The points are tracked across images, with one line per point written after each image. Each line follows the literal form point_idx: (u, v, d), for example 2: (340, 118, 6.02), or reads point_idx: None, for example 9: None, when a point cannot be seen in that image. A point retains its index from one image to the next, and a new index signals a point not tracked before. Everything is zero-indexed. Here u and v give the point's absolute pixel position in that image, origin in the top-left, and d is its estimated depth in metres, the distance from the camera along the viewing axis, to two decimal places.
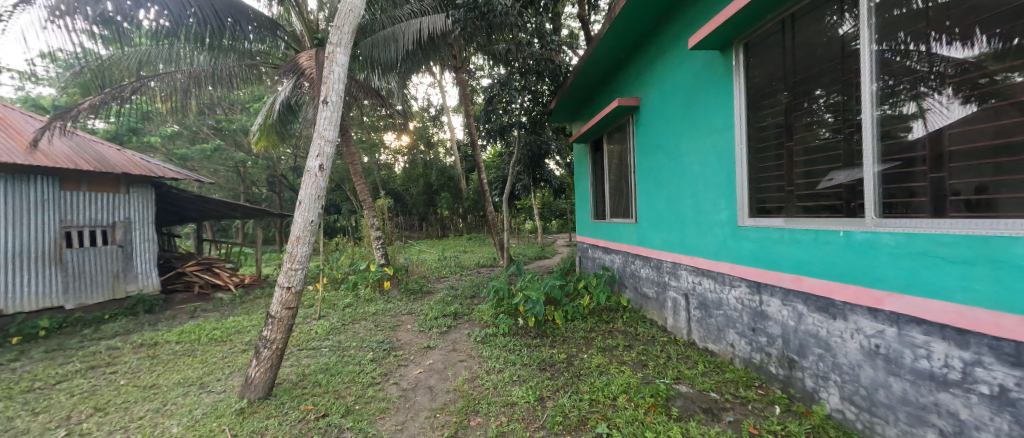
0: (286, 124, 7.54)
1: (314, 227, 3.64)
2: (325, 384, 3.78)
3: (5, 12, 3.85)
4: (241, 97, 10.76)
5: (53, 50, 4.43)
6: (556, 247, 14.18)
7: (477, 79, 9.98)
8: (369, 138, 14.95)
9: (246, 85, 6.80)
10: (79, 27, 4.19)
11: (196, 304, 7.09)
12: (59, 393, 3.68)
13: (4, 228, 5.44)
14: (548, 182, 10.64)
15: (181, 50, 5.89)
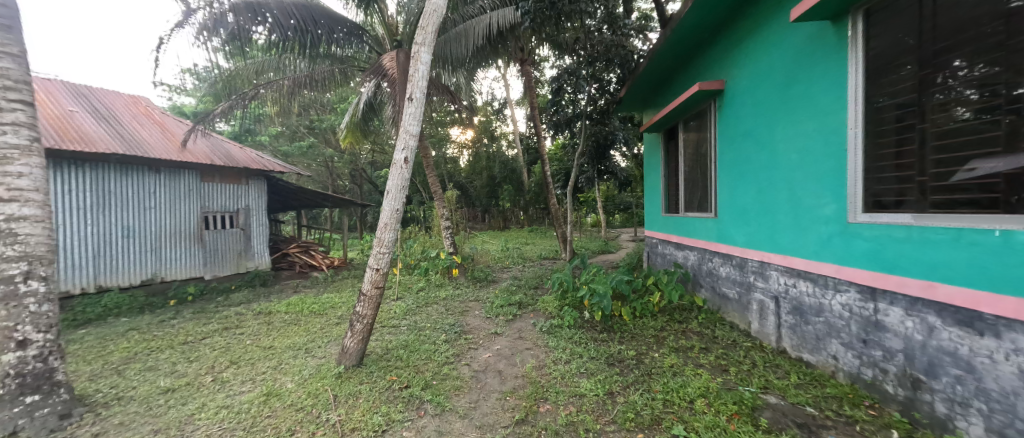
0: (368, 122, 8.25)
1: (399, 216, 3.97)
2: (405, 359, 4.12)
3: (166, 35, 4.71)
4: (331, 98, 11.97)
5: (195, 66, 5.34)
6: (620, 241, 13.67)
7: (543, 70, 9.90)
8: (439, 132, 15.67)
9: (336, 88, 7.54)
10: (213, 45, 4.97)
11: (298, 281, 8.18)
12: (204, 346, 4.52)
13: (165, 212, 6.77)
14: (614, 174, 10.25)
15: (286, 59, 6.68)
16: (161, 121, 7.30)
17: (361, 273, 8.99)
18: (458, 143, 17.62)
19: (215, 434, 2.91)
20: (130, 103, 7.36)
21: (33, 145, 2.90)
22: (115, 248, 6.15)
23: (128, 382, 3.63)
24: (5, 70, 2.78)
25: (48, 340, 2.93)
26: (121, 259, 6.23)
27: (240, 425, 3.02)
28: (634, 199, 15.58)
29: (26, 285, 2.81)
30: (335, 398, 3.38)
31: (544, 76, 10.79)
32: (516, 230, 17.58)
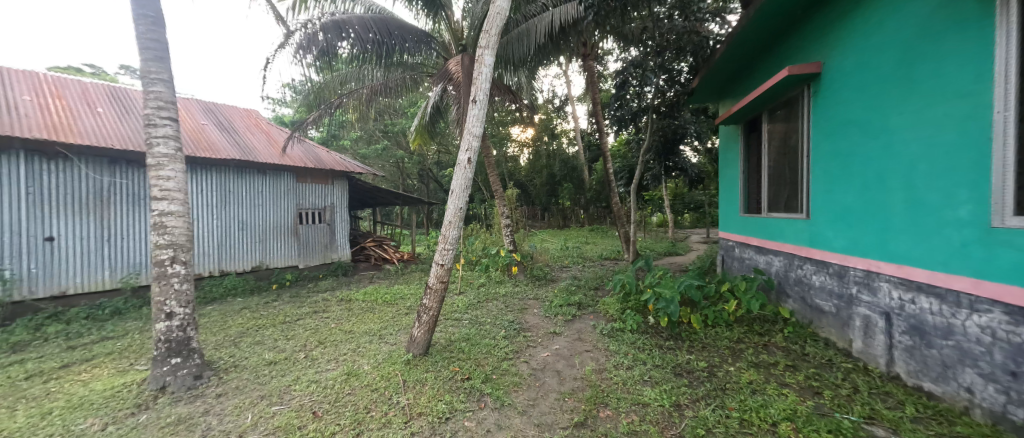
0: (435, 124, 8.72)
1: (463, 214, 4.15)
2: (466, 352, 4.31)
3: (271, 56, 5.40)
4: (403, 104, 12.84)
5: (293, 81, 6.07)
6: (688, 243, 12.76)
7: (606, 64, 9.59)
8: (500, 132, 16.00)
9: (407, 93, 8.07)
10: (306, 61, 5.62)
11: (373, 272, 8.93)
12: (296, 327, 5.16)
13: (269, 209, 7.81)
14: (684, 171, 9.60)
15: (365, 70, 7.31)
16: (266, 130, 8.45)
17: (427, 267, 9.55)
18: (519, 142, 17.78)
19: (306, 404, 3.32)
20: (244, 115, 8.62)
21: (177, 154, 3.53)
22: (232, 239, 7.26)
23: (241, 353, 4.28)
24: (159, 94, 3.46)
25: (186, 314, 3.57)
26: (234, 248, 7.30)
27: (325, 399, 3.40)
28: (705, 197, 14.42)
29: (171, 267, 3.45)
30: (405, 383, 3.65)
31: (607, 71, 10.46)
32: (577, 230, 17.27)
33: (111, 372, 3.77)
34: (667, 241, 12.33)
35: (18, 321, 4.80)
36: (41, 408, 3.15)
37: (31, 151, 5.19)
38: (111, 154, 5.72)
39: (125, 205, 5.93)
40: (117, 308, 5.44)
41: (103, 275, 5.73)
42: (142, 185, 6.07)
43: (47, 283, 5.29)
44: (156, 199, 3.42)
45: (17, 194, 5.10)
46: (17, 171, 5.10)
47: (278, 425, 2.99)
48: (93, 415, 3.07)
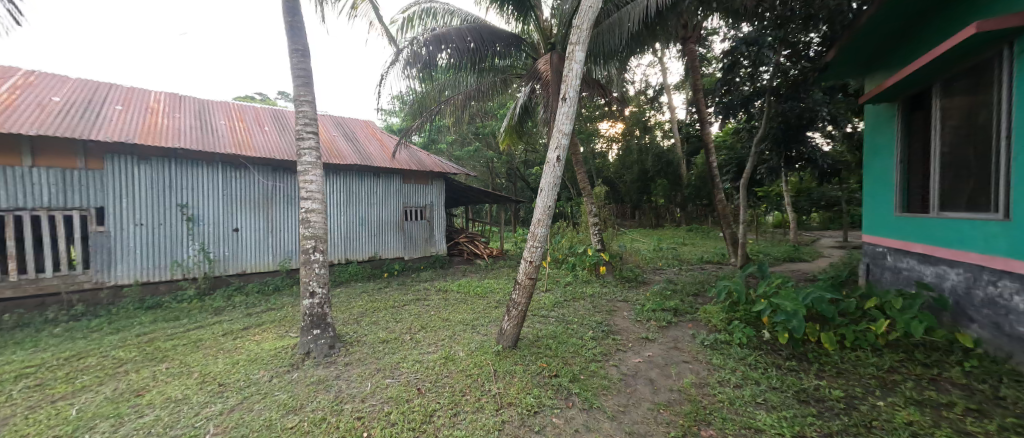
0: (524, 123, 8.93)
1: (551, 212, 4.18)
2: (553, 349, 4.35)
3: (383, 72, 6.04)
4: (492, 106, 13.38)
5: (401, 93, 6.80)
6: (815, 247, 10.77)
7: (711, 46, 8.60)
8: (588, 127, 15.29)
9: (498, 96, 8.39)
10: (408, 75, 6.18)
11: (466, 267, 9.57)
12: (401, 311, 5.83)
13: (383, 206, 8.76)
14: (811, 162, 8.13)
15: (461, 77, 7.80)
16: (380, 137, 9.61)
17: (514, 263, 9.87)
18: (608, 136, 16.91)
19: (411, 381, 3.73)
20: (364, 126, 9.97)
21: (318, 161, 4.27)
22: (355, 232, 8.31)
23: (362, 330, 5.01)
24: (304, 112, 4.20)
25: (323, 293, 4.31)
26: (354, 241, 8.31)
27: (427, 378, 3.77)
28: (842, 192, 12.00)
29: (313, 255, 4.19)
30: (495, 372, 3.84)
31: (710, 53, 9.43)
32: (673, 229, 15.91)
33: (273, 337, 4.76)
34: (787, 245, 10.59)
35: (217, 293, 6.31)
36: (230, 359, 4.13)
37: (226, 163, 6.62)
38: (274, 162, 7.07)
39: (283, 204, 7.28)
40: (278, 286, 6.83)
41: (269, 260, 7.14)
42: (295, 189, 7.37)
43: (235, 265, 6.75)
44: (304, 198, 4.18)
45: (218, 196, 6.56)
46: (217, 178, 6.56)
47: (390, 397, 3.43)
48: (262, 368, 3.92)
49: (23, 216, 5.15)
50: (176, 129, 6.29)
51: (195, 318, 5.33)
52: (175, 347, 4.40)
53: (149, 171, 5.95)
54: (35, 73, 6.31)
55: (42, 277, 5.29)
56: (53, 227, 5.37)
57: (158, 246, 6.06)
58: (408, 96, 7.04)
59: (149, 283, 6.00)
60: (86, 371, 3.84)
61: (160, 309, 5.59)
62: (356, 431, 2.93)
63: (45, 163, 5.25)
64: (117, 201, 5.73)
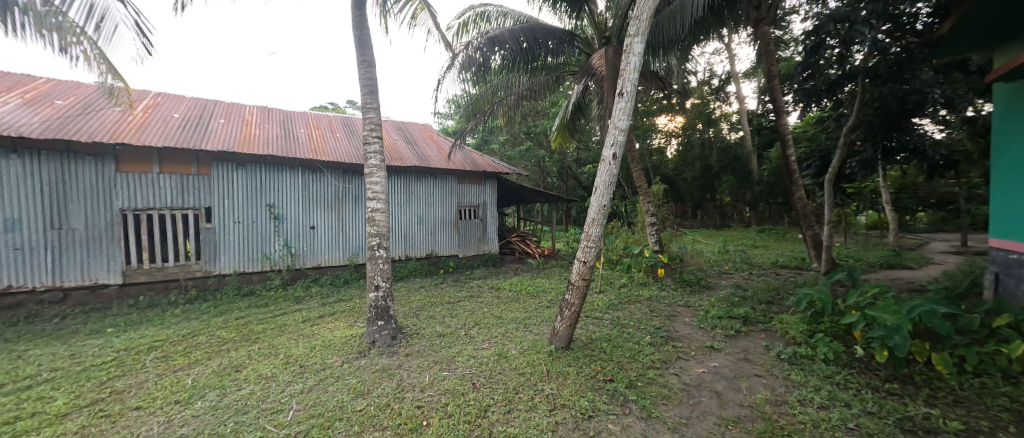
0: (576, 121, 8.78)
1: (606, 211, 4.06)
2: (608, 352, 4.22)
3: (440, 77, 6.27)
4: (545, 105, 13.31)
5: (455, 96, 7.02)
6: (923, 252, 9.26)
7: (789, 26, 7.73)
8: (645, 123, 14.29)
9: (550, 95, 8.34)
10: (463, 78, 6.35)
11: (518, 265, 9.67)
12: (455, 307, 6.04)
13: (439, 206, 9.09)
14: (917, 153, 6.98)
15: (514, 77, 7.86)
16: (436, 140, 10.02)
17: (566, 264, 9.77)
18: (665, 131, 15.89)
19: (466, 375, 3.85)
20: (421, 129, 10.47)
21: (382, 164, 4.57)
22: (413, 230, 8.72)
23: (421, 323, 5.29)
24: (370, 119, 4.53)
25: (386, 287, 4.60)
26: (413, 238, 8.72)
27: (482, 373, 3.88)
28: (959, 188, 10.19)
29: (377, 250, 4.50)
30: (548, 372, 3.82)
31: (788, 35, 8.52)
32: (742, 230, 14.63)
33: (344, 325, 5.20)
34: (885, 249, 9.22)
35: (297, 284, 7.05)
36: (308, 344, 4.60)
37: (304, 167, 7.34)
38: (345, 166, 7.72)
39: (352, 204, 7.91)
40: (347, 279, 7.45)
41: (340, 255, 7.80)
42: (361, 190, 7.97)
43: (312, 259, 7.47)
44: (371, 199, 4.51)
45: (298, 197, 7.30)
46: (297, 181, 7.30)
47: (447, 389, 3.58)
48: (334, 354, 4.31)
49: (152, 215, 6.16)
50: (265, 138, 7.13)
51: (282, 305, 6.03)
52: (263, 331, 5.00)
53: (243, 175, 6.80)
54: (159, 95, 7.52)
55: (165, 266, 6.27)
56: (173, 224, 6.34)
57: (252, 242, 6.90)
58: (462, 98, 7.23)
59: (245, 273, 6.87)
60: (198, 347, 4.51)
61: (253, 296, 6.39)
62: (416, 419, 3.11)
63: (167, 170, 6.22)
64: (219, 202, 6.62)
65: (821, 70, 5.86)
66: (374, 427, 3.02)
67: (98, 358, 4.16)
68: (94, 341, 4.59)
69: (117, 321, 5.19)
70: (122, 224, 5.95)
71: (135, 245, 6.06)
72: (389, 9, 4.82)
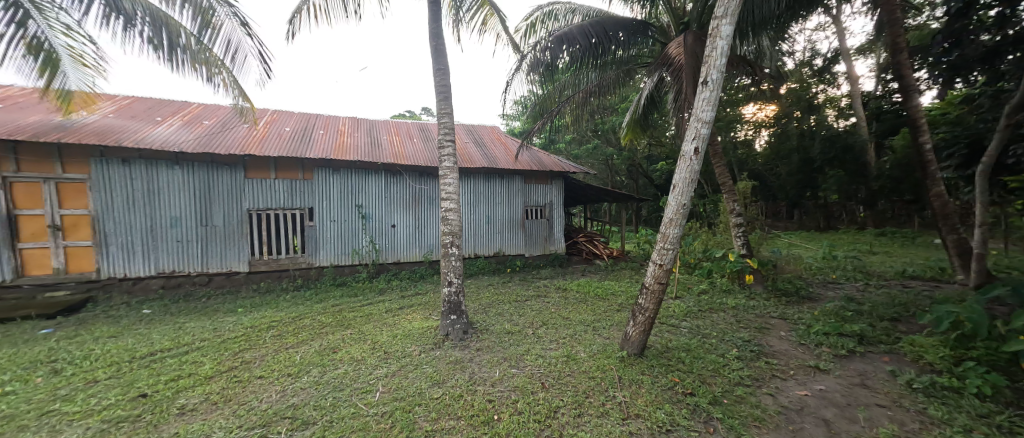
0: (647, 115, 8.32)
1: (686, 211, 3.76)
2: (688, 363, 3.93)
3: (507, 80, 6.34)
4: (616, 101, 12.79)
5: (522, 97, 7.06)
6: None
7: None
8: (727, 115, 12.36)
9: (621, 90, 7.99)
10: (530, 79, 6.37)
11: (585, 266, 9.47)
12: (523, 305, 6.12)
13: (506, 206, 9.20)
14: None
15: (582, 74, 7.67)
16: (504, 141, 10.20)
17: (638, 267, 9.32)
18: (751, 122, 13.78)
19: (535, 374, 3.87)
20: (490, 132, 10.75)
21: (455, 166, 4.79)
22: (482, 229, 8.95)
23: (490, 319, 5.45)
24: (445, 123, 4.77)
25: (458, 283, 4.83)
26: (481, 237, 8.96)
27: (551, 374, 3.87)
28: None
29: (450, 248, 4.75)
30: (620, 379, 3.69)
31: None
32: (855, 233, 12.46)
33: (421, 317, 5.59)
34: None
35: (380, 277, 7.77)
36: (391, 332, 5.03)
37: (388, 170, 8.04)
38: (422, 169, 8.27)
39: (428, 204, 8.44)
40: (423, 274, 8.02)
41: (417, 251, 8.37)
42: (436, 191, 8.45)
43: (393, 255, 8.14)
44: (444, 199, 4.76)
45: (383, 198, 8.02)
46: (381, 183, 8.01)
47: (516, 386, 3.64)
48: (412, 343, 4.66)
49: (269, 214, 7.26)
50: (356, 146, 7.97)
51: (371, 296, 6.72)
52: (353, 318, 5.60)
53: (338, 179, 7.66)
54: (275, 112, 8.83)
55: (278, 257, 7.34)
56: (286, 222, 7.40)
57: (345, 238, 7.76)
58: (527, 99, 7.22)
59: (341, 266, 7.77)
60: (303, 328, 5.23)
61: (345, 287, 7.22)
62: (487, 412, 3.23)
63: (280, 175, 7.28)
64: (319, 202, 7.55)
65: (969, 36, 5.03)
66: (449, 416, 3.19)
67: (230, 333, 5.02)
68: (229, 318, 5.58)
69: (245, 303, 6.26)
70: (248, 222, 7.12)
71: (256, 239, 7.20)
72: (460, 18, 5.05)
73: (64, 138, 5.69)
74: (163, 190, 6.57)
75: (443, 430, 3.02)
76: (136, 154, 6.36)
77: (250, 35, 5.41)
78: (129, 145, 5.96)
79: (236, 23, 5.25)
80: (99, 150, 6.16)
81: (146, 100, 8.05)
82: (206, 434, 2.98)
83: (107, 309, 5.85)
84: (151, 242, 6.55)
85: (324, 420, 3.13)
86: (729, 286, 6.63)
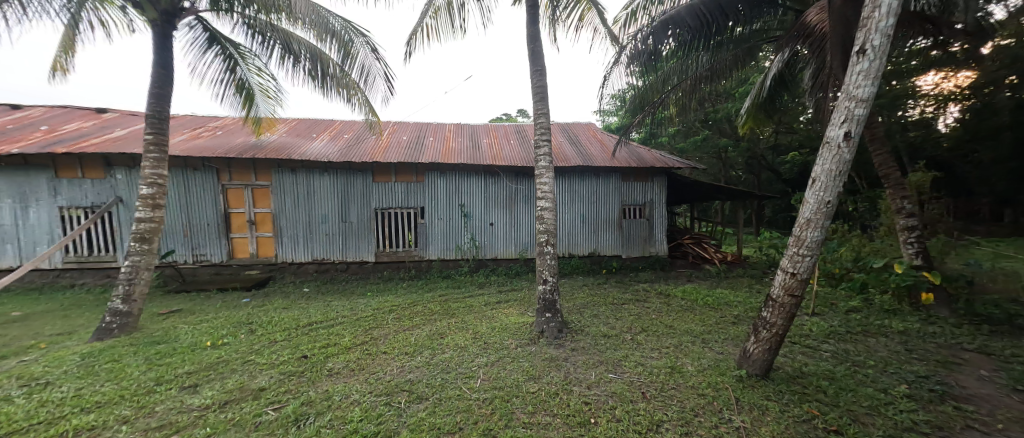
0: (773, 99, 7.14)
1: (831, 210, 3.06)
2: (831, 396, 3.26)
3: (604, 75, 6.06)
4: (737, 83, 11.22)
5: (622, 90, 6.69)
6: None
7: None
8: (895, 88, 9.34)
9: (740, 72, 7.00)
10: (630, 71, 6.00)
11: (692, 271, 8.56)
12: (620, 308, 5.83)
13: (600, 205, 8.84)
14: None
15: (691, 59, 6.86)
16: (600, 139, 9.80)
17: (760, 275, 8.07)
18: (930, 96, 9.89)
19: (634, 383, 3.64)
20: (586, 130, 10.46)
21: (551, 165, 4.78)
22: (576, 229, 8.79)
23: (585, 320, 5.32)
24: (542, 124, 4.79)
25: (553, 281, 4.83)
26: (575, 237, 8.79)
27: (652, 384, 3.59)
28: None
29: (545, 247, 4.75)
30: (738, 401, 3.24)
31: None
32: None
33: (517, 312, 5.76)
34: None
35: (480, 272, 8.27)
36: (490, 324, 5.30)
37: (489, 171, 8.45)
38: (519, 169, 8.49)
39: (525, 203, 8.62)
40: (519, 271, 8.28)
41: (514, 248, 8.64)
42: (532, 191, 8.59)
43: (492, 251, 8.55)
44: (540, 198, 4.79)
45: (484, 198, 8.49)
46: (483, 184, 8.47)
47: (613, 391, 3.48)
48: (509, 337, 4.81)
49: (390, 212, 8.31)
50: (460, 150, 8.56)
51: (474, 289, 7.19)
52: (457, 308, 6.06)
53: (446, 180, 8.36)
54: (395, 124, 10.07)
55: (396, 250, 8.37)
56: (403, 219, 8.37)
57: (451, 235, 8.44)
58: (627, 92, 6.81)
59: (448, 260, 8.49)
60: (417, 314, 5.86)
61: (449, 279, 7.91)
62: (584, 414, 3.15)
63: (399, 178, 8.26)
64: (429, 202, 8.35)
65: None
66: (545, 412, 3.22)
67: (362, 313, 5.91)
68: (361, 300, 6.58)
69: (372, 288, 7.33)
70: (375, 219, 8.25)
71: (380, 234, 8.31)
72: (557, 16, 5.01)
73: (255, 154, 7.40)
74: (316, 193, 8.05)
75: (539, 425, 3.05)
76: (298, 164, 7.93)
77: (378, 59, 6.24)
78: (295, 157, 7.44)
79: (368, 50, 6.12)
80: (276, 162, 7.86)
81: (305, 120, 9.96)
82: (347, 394, 3.53)
83: (281, 287, 7.48)
84: (307, 234, 8.09)
85: (435, 397, 3.45)
86: (894, 306, 5.26)
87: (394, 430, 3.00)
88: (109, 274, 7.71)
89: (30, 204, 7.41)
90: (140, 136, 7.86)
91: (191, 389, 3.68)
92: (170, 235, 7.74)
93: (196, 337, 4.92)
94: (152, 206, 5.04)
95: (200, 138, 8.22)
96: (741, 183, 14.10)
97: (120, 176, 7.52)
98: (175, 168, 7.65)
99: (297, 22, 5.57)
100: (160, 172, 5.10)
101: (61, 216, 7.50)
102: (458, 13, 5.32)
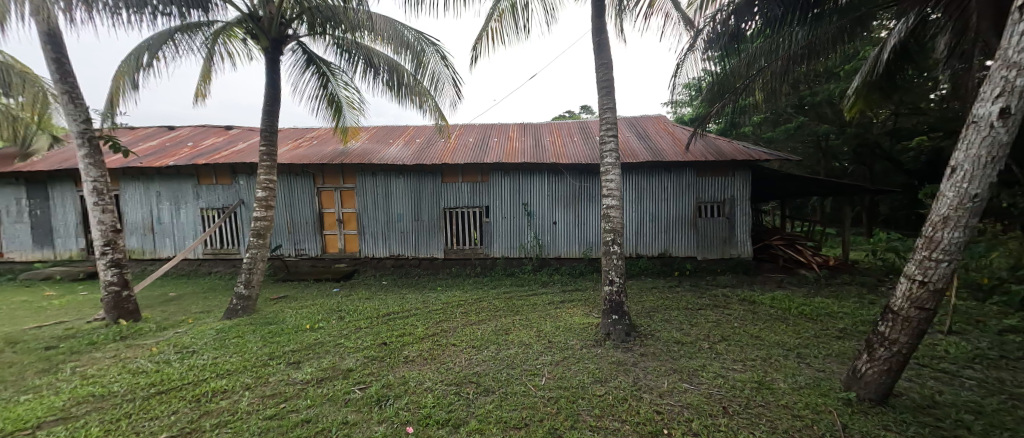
0: (893, 74, 6.00)
1: (980, 205, 2.46)
2: (976, 433, 2.66)
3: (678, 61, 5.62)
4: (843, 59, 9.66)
5: (699, 77, 6.14)
6: None
7: None
8: None
9: (850, 45, 5.99)
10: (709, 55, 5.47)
11: (782, 276, 7.61)
12: (696, 314, 5.36)
13: (672, 202, 8.24)
14: None
15: (783, 36, 5.99)
16: (672, 132, 9.12)
17: (874, 283, 6.87)
18: None
19: (713, 395, 3.32)
20: (656, 124, 9.81)
21: (617, 162, 4.55)
22: (645, 228, 8.33)
23: (655, 324, 5.00)
24: (608, 119, 4.58)
25: (620, 283, 4.60)
26: (644, 236, 8.34)
27: (736, 398, 3.24)
28: None
29: (611, 246, 4.54)
30: (846, 428, 2.78)
31: None
32: None
33: (581, 313, 5.63)
34: None
35: (543, 271, 8.24)
36: (554, 324, 5.24)
37: (553, 170, 8.35)
38: (584, 167, 8.25)
39: (590, 201, 8.36)
40: (584, 271, 8.07)
41: (577, 248, 8.46)
42: (597, 189, 8.32)
43: (554, 250, 8.47)
44: (605, 196, 4.60)
45: (546, 197, 8.43)
46: (546, 183, 8.41)
47: (689, 403, 3.21)
48: (574, 337, 4.72)
49: (457, 212, 8.65)
50: (524, 150, 8.58)
51: (537, 287, 7.17)
52: (521, 306, 6.10)
53: (509, 180, 8.45)
54: (462, 126, 10.43)
55: (462, 247, 8.69)
56: (468, 218, 8.64)
57: (513, 234, 8.53)
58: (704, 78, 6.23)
59: (512, 258, 8.60)
60: (482, 310, 6.00)
61: (513, 277, 8.00)
62: (656, 424, 2.95)
63: (466, 179, 8.54)
64: (495, 201, 8.52)
65: None
66: (613, 417, 3.08)
67: (432, 306, 6.25)
68: (432, 294, 6.96)
69: (443, 283, 7.72)
70: (443, 218, 8.64)
71: (448, 232, 8.69)
72: (625, 5, 4.75)
73: (342, 160, 8.20)
74: (392, 193, 8.68)
75: (607, 429, 2.93)
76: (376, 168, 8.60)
77: (447, 66, 6.49)
78: (374, 162, 8.10)
79: (438, 59, 6.41)
80: (360, 167, 8.64)
81: (384, 127, 10.77)
82: (421, 380, 3.74)
83: (363, 279, 8.22)
84: (385, 232, 8.77)
85: (501, 391, 3.50)
86: None
87: (464, 419, 3.10)
88: (234, 264, 9.12)
89: (181, 205, 9.08)
90: (256, 148, 9.17)
91: (295, 364, 4.19)
92: (277, 232, 8.93)
93: (297, 321, 5.61)
94: (265, 207, 5.83)
95: (300, 147, 9.34)
96: (848, 175, 12.14)
97: (242, 181, 8.86)
98: (280, 174, 8.78)
99: (377, 37, 6.04)
100: (271, 178, 5.89)
101: (201, 216, 9.05)
102: (522, 13, 5.30)
